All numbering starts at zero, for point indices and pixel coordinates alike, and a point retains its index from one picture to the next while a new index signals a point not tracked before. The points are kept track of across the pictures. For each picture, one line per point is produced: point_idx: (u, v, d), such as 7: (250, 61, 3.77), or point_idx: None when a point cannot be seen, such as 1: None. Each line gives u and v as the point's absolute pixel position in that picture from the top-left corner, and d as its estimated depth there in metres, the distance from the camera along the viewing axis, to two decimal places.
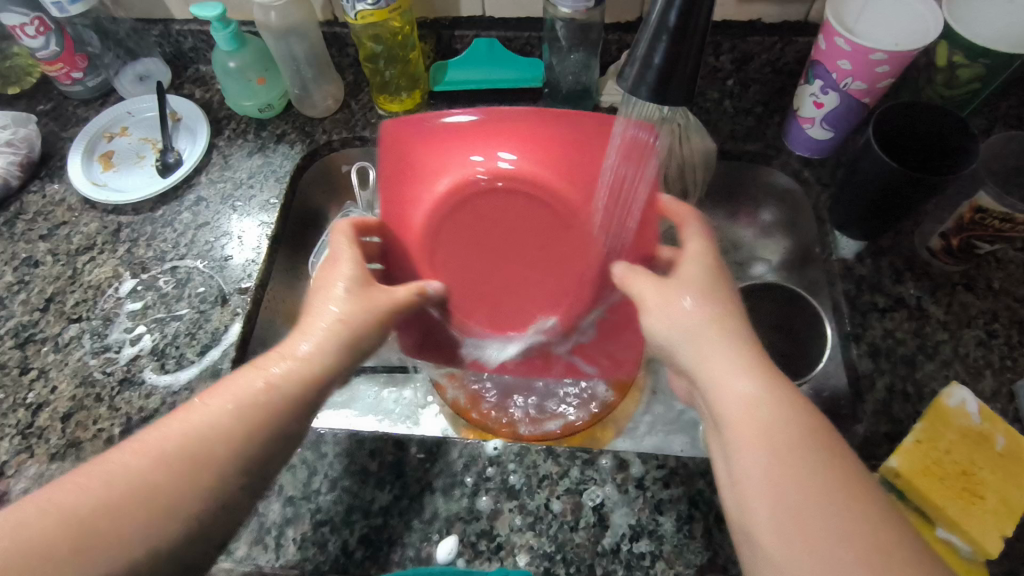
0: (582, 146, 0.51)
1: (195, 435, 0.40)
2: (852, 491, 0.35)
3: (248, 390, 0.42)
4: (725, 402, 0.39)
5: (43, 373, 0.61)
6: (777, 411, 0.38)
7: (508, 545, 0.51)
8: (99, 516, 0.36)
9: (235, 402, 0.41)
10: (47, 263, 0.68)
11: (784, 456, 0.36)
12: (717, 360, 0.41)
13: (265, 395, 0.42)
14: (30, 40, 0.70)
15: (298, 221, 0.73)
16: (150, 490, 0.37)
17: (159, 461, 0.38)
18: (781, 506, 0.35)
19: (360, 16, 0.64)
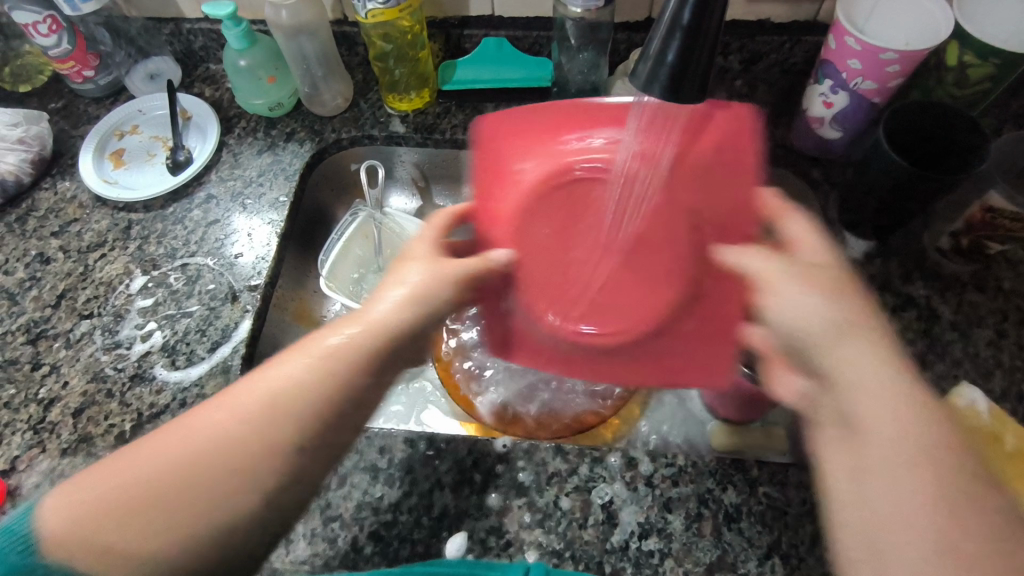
0: (701, 127, 0.49)
1: (245, 416, 0.39)
2: (971, 489, 0.34)
3: (303, 376, 0.40)
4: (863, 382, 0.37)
5: (55, 368, 0.61)
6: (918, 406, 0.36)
7: (517, 541, 0.51)
8: (185, 477, 0.37)
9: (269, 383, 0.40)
10: (58, 260, 0.68)
11: (924, 446, 0.35)
12: (797, 314, 0.39)
13: (298, 383, 0.40)
14: (43, 39, 0.71)
15: (306, 222, 0.75)
16: (224, 470, 0.38)
17: (233, 429, 0.39)
18: (910, 504, 0.33)
19: (370, 15, 0.64)
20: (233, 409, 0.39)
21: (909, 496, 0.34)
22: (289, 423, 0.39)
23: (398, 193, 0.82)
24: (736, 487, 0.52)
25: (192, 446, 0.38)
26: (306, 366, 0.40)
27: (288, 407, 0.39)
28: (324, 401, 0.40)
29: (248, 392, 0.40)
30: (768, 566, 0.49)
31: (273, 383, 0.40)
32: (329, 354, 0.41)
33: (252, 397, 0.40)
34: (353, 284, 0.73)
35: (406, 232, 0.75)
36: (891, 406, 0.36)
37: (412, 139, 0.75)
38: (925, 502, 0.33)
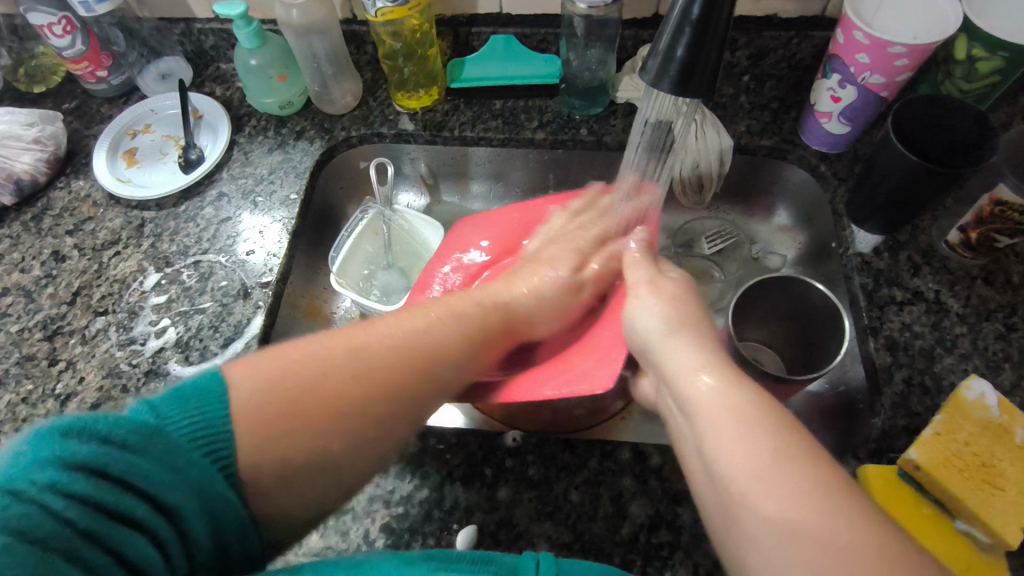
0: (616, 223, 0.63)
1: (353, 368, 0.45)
2: (822, 482, 0.33)
3: (412, 336, 0.48)
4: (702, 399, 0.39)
5: (71, 365, 0.62)
6: (737, 410, 0.38)
7: (527, 534, 0.52)
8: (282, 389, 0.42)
9: (395, 322, 0.49)
10: (73, 258, 0.69)
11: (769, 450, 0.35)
12: (706, 388, 0.40)
13: (414, 334, 0.49)
14: (57, 39, 0.72)
15: (317, 219, 0.76)
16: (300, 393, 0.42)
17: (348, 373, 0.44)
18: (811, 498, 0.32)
19: (380, 13, 0.65)
20: (373, 344, 0.47)
21: (843, 533, 0.31)
22: (421, 370, 0.48)
23: (405, 191, 0.82)
24: None
25: (332, 379, 0.44)
26: (390, 335, 0.48)
27: (411, 362, 0.47)
28: (438, 357, 0.49)
29: (382, 331, 0.48)
30: None
31: (407, 329, 0.49)
32: (419, 325, 0.50)
33: (390, 334, 0.48)
34: (362, 280, 0.73)
35: (416, 229, 0.75)
36: (766, 437, 0.35)
37: (422, 136, 0.75)
38: (795, 521, 0.32)
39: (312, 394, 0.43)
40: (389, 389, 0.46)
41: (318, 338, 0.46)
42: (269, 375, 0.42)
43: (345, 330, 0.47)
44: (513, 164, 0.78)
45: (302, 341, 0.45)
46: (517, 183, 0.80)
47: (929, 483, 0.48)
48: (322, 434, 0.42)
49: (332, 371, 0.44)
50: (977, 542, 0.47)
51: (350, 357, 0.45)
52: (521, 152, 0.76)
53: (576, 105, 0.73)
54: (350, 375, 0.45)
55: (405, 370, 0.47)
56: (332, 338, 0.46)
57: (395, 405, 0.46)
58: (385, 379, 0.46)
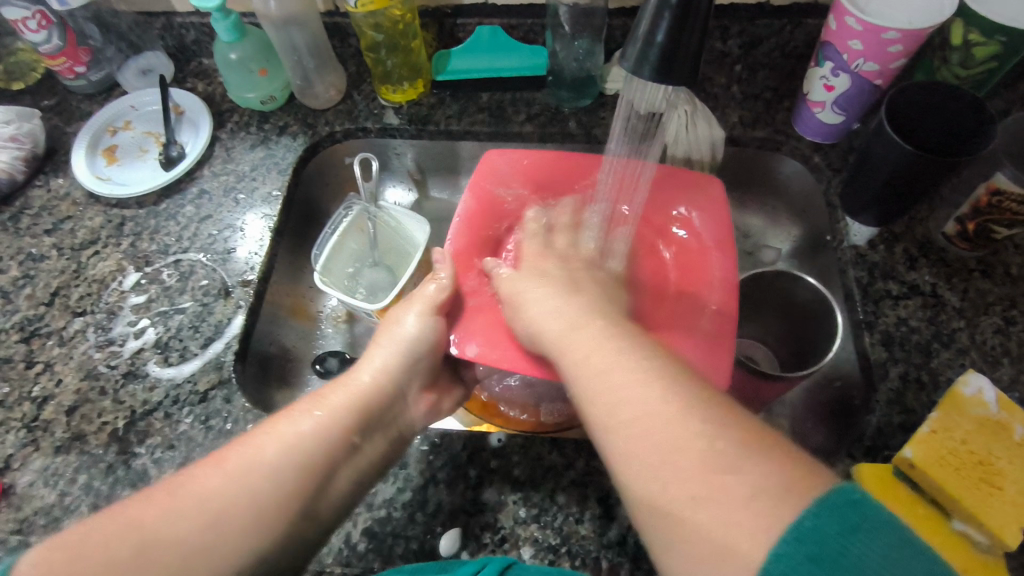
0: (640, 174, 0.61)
1: (279, 481, 0.43)
2: (730, 455, 0.35)
3: (307, 441, 0.45)
4: (609, 404, 0.41)
5: (48, 367, 0.61)
6: (650, 403, 0.39)
7: (512, 537, 0.50)
8: (217, 523, 0.40)
9: (312, 427, 0.46)
10: (52, 257, 0.68)
11: (680, 432, 0.37)
12: (599, 361, 0.43)
13: (301, 442, 0.45)
14: (33, 34, 0.70)
15: (301, 217, 0.75)
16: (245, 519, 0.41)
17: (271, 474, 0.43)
18: (725, 472, 0.34)
19: (360, 4, 0.63)
20: (264, 463, 0.44)
21: (738, 489, 0.33)
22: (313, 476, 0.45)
23: (394, 186, 0.80)
24: None
25: (190, 529, 0.40)
26: (298, 436, 0.45)
27: (306, 468, 0.45)
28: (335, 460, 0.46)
29: (281, 437, 0.45)
30: None
31: (307, 433, 0.46)
32: (328, 426, 0.47)
33: (288, 441, 0.45)
34: (348, 277, 0.73)
35: (402, 226, 0.73)
36: (671, 428, 0.37)
37: (406, 131, 0.74)
38: (683, 471, 0.35)
39: (151, 554, 0.39)
40: (268, 518, 0.42)
41: (191, 471, 0.43)
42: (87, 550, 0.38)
43: (236, 445, 0.45)
44: None
45: (160, 493, 0.41)
46: None
47: (925, 482, 0.47)
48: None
49: (183, 523, 0.40)
50: (974, 543, 0.45)
51: (216, 493, 0.42)
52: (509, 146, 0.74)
53: (565, 98, 0.72)
54: (207, 516, 0.41)
55: (293, 483, 0.44)
56: (221, 464, 0.43)
57: (276, 525, 0.42)
58: (261, 504, 0.42)
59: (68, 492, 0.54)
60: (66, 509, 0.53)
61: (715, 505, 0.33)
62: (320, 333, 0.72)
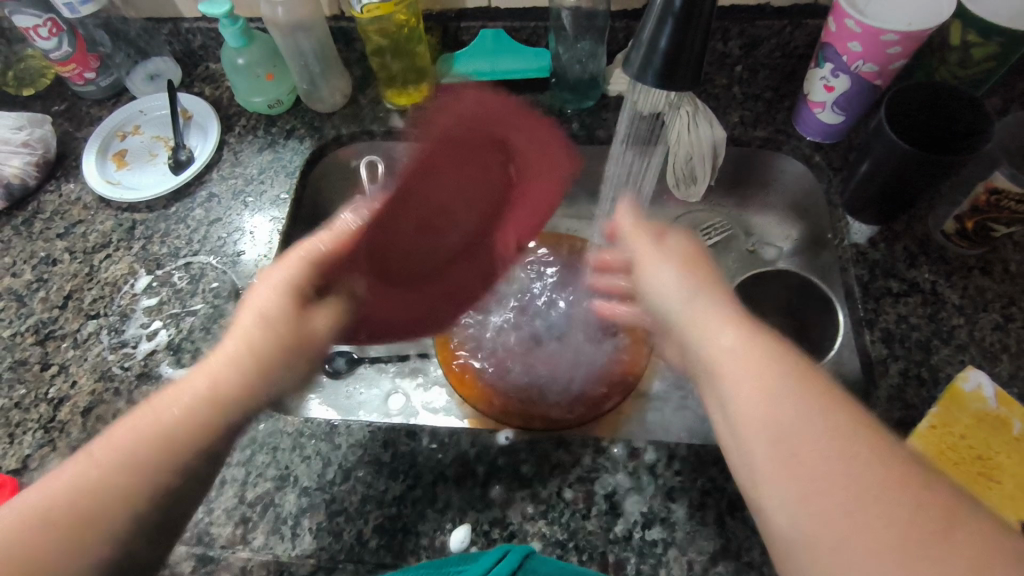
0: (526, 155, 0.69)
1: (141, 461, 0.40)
2: (864, 441, 0.34)
3: (157, 431, 0.41)
4: (733, 395, 0.38)
5: (63, 368, 0.62)
6: (773, 395, 0.36)
7: (520, 532, 0.51)
8: (85, 505, 0.38)
9: (151, 424, 0.41)
10: (64, 261, 0.69)
11: (823, 426, 0.34)
12: (724, 343, 0.40)
13: (142, 436, 0.41)
14: (44, 42, 0.71)
15: (307, 220, 0.76)
16: (109, 511, 0.38)
17: (161, 455, 0.40)
18: (868, 472, 0.32)
19: (365, 9, 0.64)
20: (107, 464, 0.40)
21: (871, 473, 0.32)
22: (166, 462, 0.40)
23: None
24: None
25: (41, 534, 0.37)
26: (138, 426, 0.41)
27: (145, 457, 0.40)
28: (181, 442, 0.41)
29: (122, 432, 0.41)
30: None
31: (154, 419, 0.42)
32: (182, 412, 0.42)
33: (130, 432, 0.41)
34: None
35: None
36: (807, 420, 0.35)
37: (411, 133, 0.74)
38: (824, 463, 0.33)
39: (3, 560, 0.36)
40: (117, 506, 0.39)
41: (51, 482, 0.39)
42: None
43: (85, 451, 0.41)
44: None
45: (13, 509, 0.38)
46: None
47: None
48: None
49: (33, 526, 0.37)
50: None
51: (56, 498, 0.38)
52: None
53: (569, 99, 0.73)
54: (53, 518, 0.38)
55: (142, 474, 0.40)
56: (66, 471, 0.40)
57: (124, 520, 0.39)
58: (110, 494, 0.39)
59: None
60: None
61: (829, 473, 0.33)
62: None
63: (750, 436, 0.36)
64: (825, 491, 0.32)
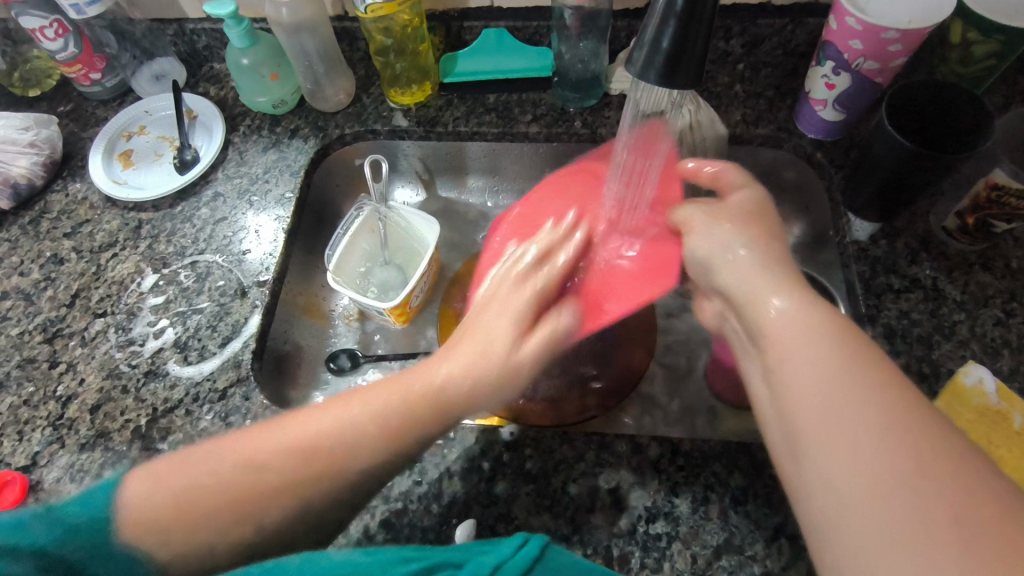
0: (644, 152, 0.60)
1: (279, 468, 0.43)
2: (900, 409, 0.34)
3: (355, 427, 0.44)
4: (785, 363, 0.38)
5: (71, 366, 0.63)
6: (821, 366, 0.37)
7: (525, 527, 0.52)
8: (234, 502, 0.42)
9: (369, 407, 0.46)
10: (71, 260, 0.70)
11: (842, 397, 0.35)
12: (781, 324, 0.40)
13: (351, 422, 0.45)
14: (50, 43, 0.72)
15: (314, 216, 0.77)
16: (256, 505, 0.42)
17: (300, 458, 0.43)
18: (892, 435, 0.33)
19: (369, 9, 0.64)
20: (306, 436, 0.44)
21: (896, 451, 0.33)
22: (361, 455, 0.44)
23: (402, 186, 0.82)
24: (742, 470, 0.53)
25: (251, 475, 0.43)
26: (380, 405, 0.46)
27: (349, 446, 0.44)
28: (398, 438, 0.45)
29: (339, 414, 0.45)
30: (775, 548, 0.49)
31: (365, 410, 0.45)
32: (398, 398, 0.46)
33: (341, 418, 0.45)
34: (359, 277, 0.74)
35: (411, 225, 0.75)
36: (851, 390, 0.35)
37: (415, 133, 0.75)
38: (857, 436, 0.34)
39: (216, 487, 0.42)
40: (305, 490, 0.43)
41: (262, 433, 0.45)
42: (185, 473, 0.43)
43: (302, 415, 0.46)
44: (509, 158, 0.78)
45: (241, 438, 0.45)
46: (513, 177, 0.81)
47: None
48: (221, 525, 0.42)
49: (247, 468, 0.43)
50: None
51: (265, 451, 0.44)
52: (515, 146, 0.76)
53: (570, 98, 0.73)
54: (260, 466, 0.43)
55: (338, 456, 0.44)
56: (286, 428, 0.45)
57: (310, 492, 0.43)
58: (251, 496, 0.42)
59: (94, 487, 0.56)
60: None
61: (851, 438, 0.34)
62: (333, 333, 0.75)
63: (794, 403, 0.37)
64: (838, 458, 0.34)
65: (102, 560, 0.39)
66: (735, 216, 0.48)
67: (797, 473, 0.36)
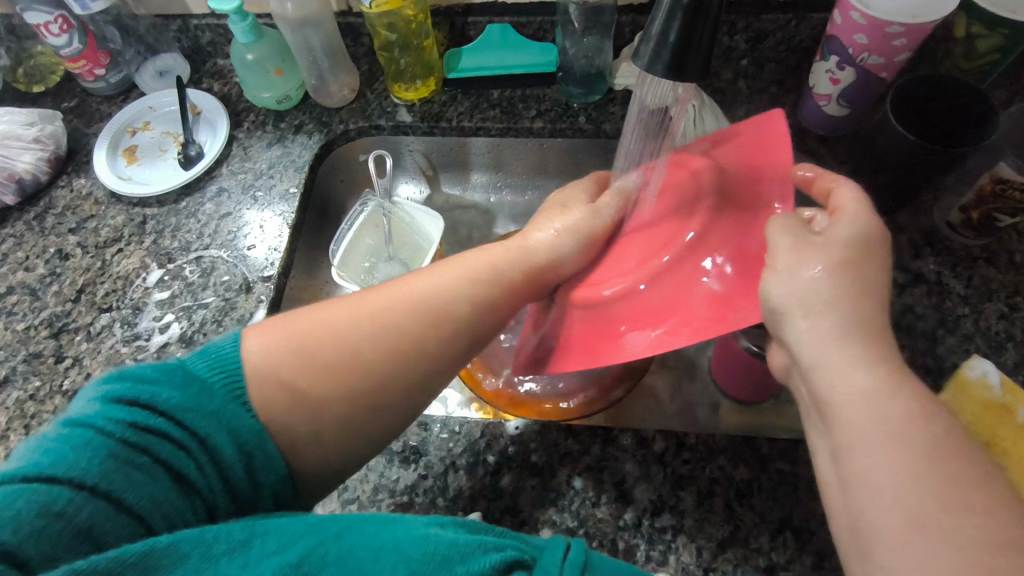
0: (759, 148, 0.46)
1: (390, 322, 0.48)
2: (953, 476, 0.33)
3: (446, 289, 0.50)
4: (840, 395, 0.36)
5: (77, 361, 0.63)
6: (876, 411, 0.35)
7: (531, 520, 0.52)
8: (347, 354, 0.46)
9: (454, 271, 0.52)
10: (76, 256, 0.70)
11: (903, 450, 0.34)
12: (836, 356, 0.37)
13: (443, 287, 0.50)
14: (55, 38, 0.72)
15: (318, 210, 0.77)
16: (372, 354, 0.47)
17: (411, 312, 0.49)
18: (931, 502, 0.32)
19: (375, 5, 0.65)
20: (399, 301, 0.49)
21: (931, 510, 0.32)
22: (456, 319, 0.50)
23: (406, 183, 0.83)
24: (747, 463, 0.53)
25: (357, 339, 0.47)
26: (462, 272, 0.52)
27: (443, 305, 0.49)
28: (487, 303, 0.51)
29: (427, 282, 0.51)
30: (780, 541, 0.49)
31: (452, 278, 0.51)
32: (481, 267, 0.52)
33: (432, 285, 0.50)
34: (364, 272, 0.75)
35: (415, 220, 0.75)
36: (897, 448, 0.34)
37: (419, 128, 0.75)
38: (897, 490, 0.33)
39: (327, 351, 0.46)
40: (409, 353, 0.48)
41: (353, 302, 0.49)
42: (293, 339, 0.46)
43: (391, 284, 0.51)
44: (512, 153, 0.78)
45: (337, 306, 0.49)
46: (516, 172, 0.81)
47: None
48: (337, 390, 0.45)
49: (359, 331, 0.47)
50: None
51: (361, 317, 0.48)
52: (519, 141, 0.76)
53: (574, 93, 0.73)
54: (365, 331, 0.47)
55: (438, 321, 0.49)
56: (381, 294, 0.50)
57: (417, 360, 0.48)
58: (367, 343, 0.47)
59: None
60: None
61: (889, 488, 0.34)
62: None
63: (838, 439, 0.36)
64: (877, 506, 0.34)
65: (202, 416, 0.41)
66: (830, 253, 0.39)
67: (829, 471, 0.37)
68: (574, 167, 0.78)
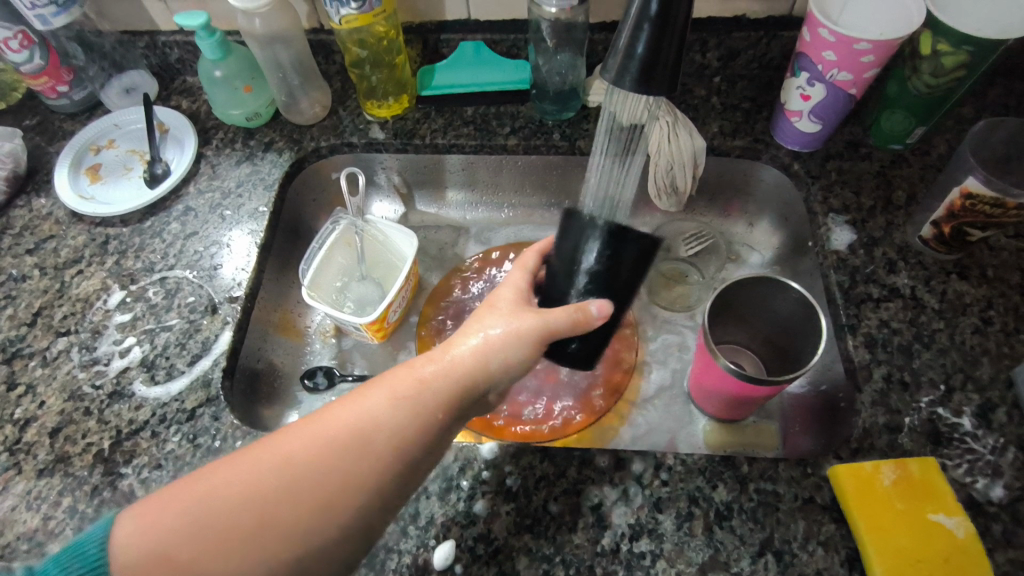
0: None
1: (320, 460, 0.42)
2: None
3: (381, 419, 0.44)
4: None
5: (30, 388, 0.60)
6: None
7: (505, 548, 0.50)
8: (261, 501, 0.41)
9: (386, 396, 0.45)
10: (34, 277, 0.67)
11: None
12: None
13: (363, 425, 0.44)
14: (15, 55, 0.69)
15: (289, 231, 0.75)
16: (288, 509, 0.41)
17: (345, 450, 0.43)
18: None
19: (344, 21, 0.64)
20: (322, 435, 0.43)
21: None
22: (375, 467, 0.43)
23: (381, 200, 0.81)
24: (727, 484, 0.51)
25: (282, 491, 0.41)
26: (395, 396, 0.45)
27: (380, 445, 0.43)
28: (417, 439, 0.44)
29: (345, 415, 0.44)
30: (761, 564, 0.48)
31: (374, 407, 0.44)
32: (416, 389, 0.45)
33: (350, 422, 0.44)
34: (336, 292, 0.73)
35: (389, 239, 0.74)
36: None
37: (393, 146, 0.74)
38: None
39: (223, 510, 0.40)
40: (323, 510, 0.41)
41: (249, 448, 0.43)
42: (189, 498, 0.41)
43: (310, 419, 0.45)
44: (487, 171, 0.78)
45: (249, 450, 0.43)
46: (492, 189, 0.80)
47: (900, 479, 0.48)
48: (207, 560, 0.40)
49: (268, 479, 0.42)
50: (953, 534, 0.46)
51: (269, 467, 0.42)
52: (494, 158, 0.75)
53: (548, 110, 0.73)
54: (254, 485, 0.42)
55: (354, 470, 0.42)
56: (289, 432, 0.44)
57: (327, 522, 0.41)
58: (287, 493, 0.41)
59: (52, 515, 0.53)
60: (49, 533, 0.52)
61: None
62: (308, 347, 0.73)
63: None
64: None
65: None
66: None
67: None
68: (549, 183, 0.78)
